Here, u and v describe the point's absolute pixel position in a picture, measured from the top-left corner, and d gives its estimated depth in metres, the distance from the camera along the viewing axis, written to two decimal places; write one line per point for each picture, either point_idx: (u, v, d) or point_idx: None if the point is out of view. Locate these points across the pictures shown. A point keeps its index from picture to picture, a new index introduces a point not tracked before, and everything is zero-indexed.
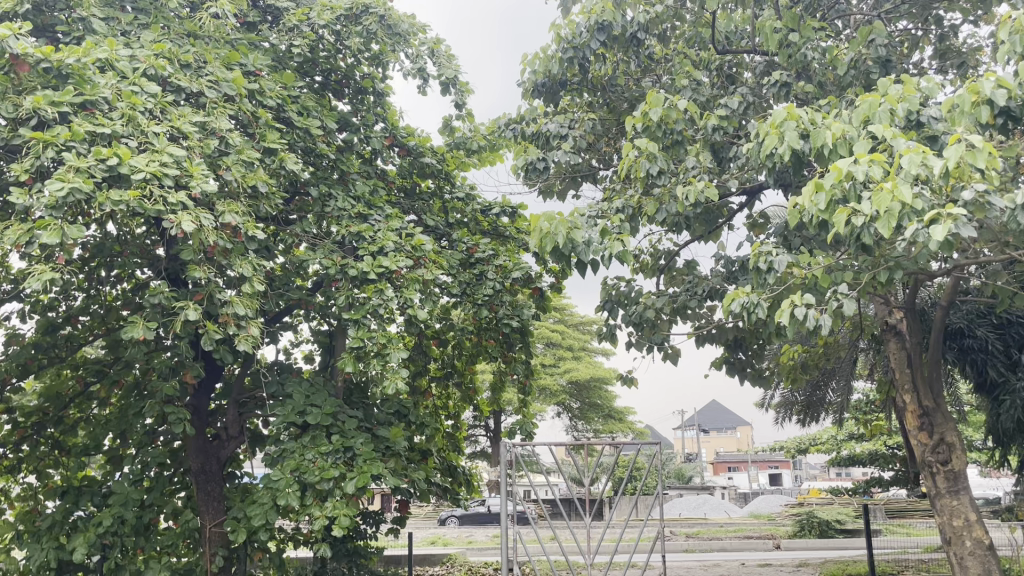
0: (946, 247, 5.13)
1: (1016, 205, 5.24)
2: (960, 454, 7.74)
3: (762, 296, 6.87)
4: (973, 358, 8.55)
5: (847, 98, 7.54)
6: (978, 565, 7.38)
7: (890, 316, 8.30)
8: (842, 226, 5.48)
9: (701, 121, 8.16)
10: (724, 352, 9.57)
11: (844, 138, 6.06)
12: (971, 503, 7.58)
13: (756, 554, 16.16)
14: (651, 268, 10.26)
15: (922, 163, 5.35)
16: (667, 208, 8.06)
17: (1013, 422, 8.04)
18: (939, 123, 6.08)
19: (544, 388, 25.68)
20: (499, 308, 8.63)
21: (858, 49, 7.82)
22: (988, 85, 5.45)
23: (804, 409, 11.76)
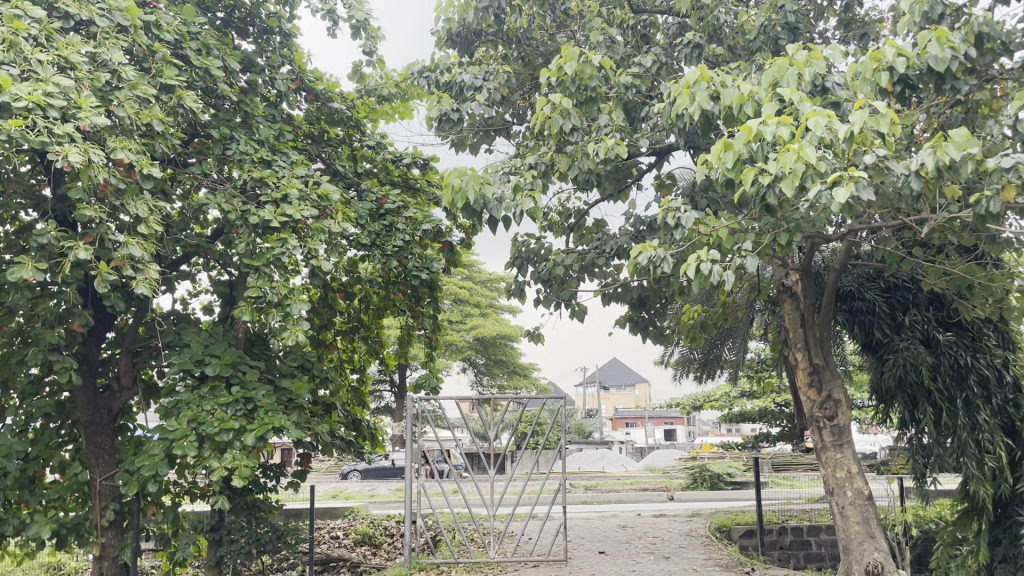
0: (846, 209, 5.31)
1: (912, 171, 5.45)
2: (846, 410, 8.15)
3: (669, 252, 6.98)
4: (861, 320, 8.88)
5: (756, 63, 7.67)
6: (858, 513, 7.82)
7: (786, 278, 8.63)
8: (748, 184, 5.61)
9: (614, 79, 8.16)
10: (629, 311, 9.73)
11: (752, 100, 6.15)
12: (853, 456, 7.99)
13: (651, 505, 16.73)
14: (560, 227, 10.30)
15: (826, 127, 5.48)
16: (579, 165, 8.08)
17: (895, 380, 8.42)
18: (842, 90, 6.25)
19: (449, 344, 25.67)
20: (408, 260, 8.48)
21: (767, 15, 7.94)
22: (887, 53, 5.59)
23: (701, 367, 12.11)
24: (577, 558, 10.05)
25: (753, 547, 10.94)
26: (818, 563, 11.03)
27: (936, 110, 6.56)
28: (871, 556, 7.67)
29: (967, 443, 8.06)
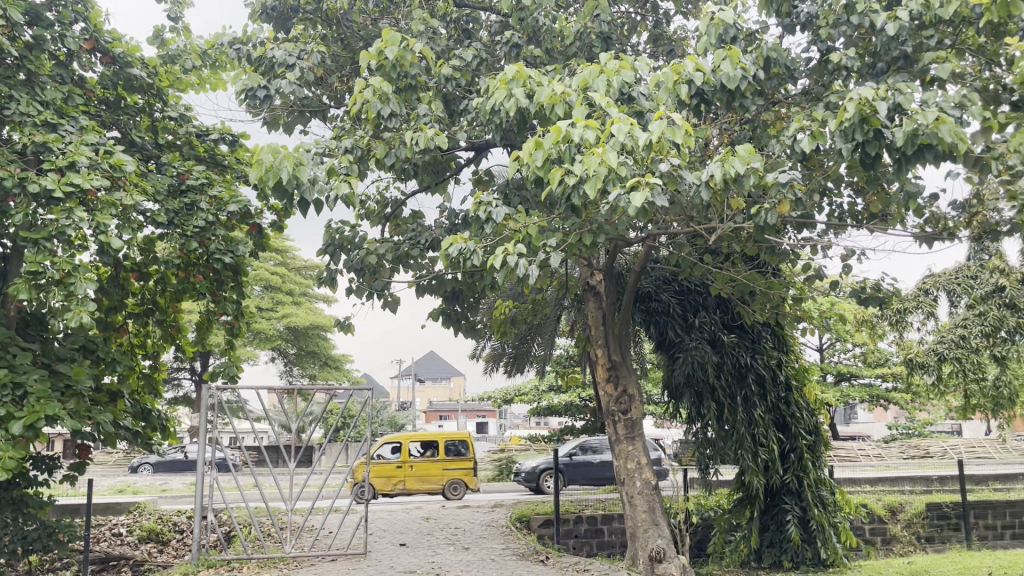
0: (642, 213, 5.57)
1: (702, 182, 5.80)
2: (639, 405, 8.57)
3: (479, 246, 7.02)
4: (657, 320, 9.22)
5: (570, 68, 7.87)
6: (645, 502, 8.27)
7: (591, 277, 8.90)
8: (555, 183, 5.73)
9: (435, 70, 8.10)
10: (441, 304, 9.72)
11: (564, 102, 6.30)
12: (644, 448, 8.42)
13: (457, 497, 16.88)
14: (376, 216, 10.12)
15: (629, 134, 5.72)
16: (396, 153, 7.94)
17: (683, 377, 8.81)
18: (646, 100, 6.54)
19: (257, 332, 24.64)
20: (211, 242, 7.99)
21: (583, 22, 8.18)
22: (686, 67, 5.93)
23: (510, 362, 12.30)
24: (377, 552, 9.90)
25: (550, 537, 11.29)
26: (609, 550, 11.52)
27: (728, 127, 7.02)
28: (654, 542, 8.13)
29: (744, 436, 8.83)
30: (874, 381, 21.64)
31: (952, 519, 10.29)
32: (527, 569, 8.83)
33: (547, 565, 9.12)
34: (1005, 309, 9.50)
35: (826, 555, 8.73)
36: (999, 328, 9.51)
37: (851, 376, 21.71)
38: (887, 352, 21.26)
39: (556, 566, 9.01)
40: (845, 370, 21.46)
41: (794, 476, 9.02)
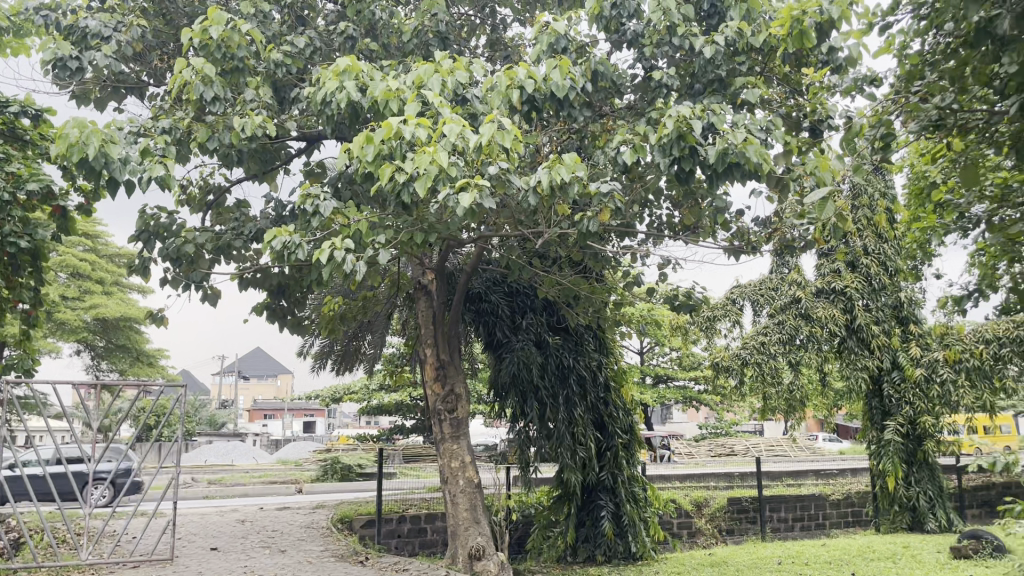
0: (470, 214, 5.61)
1: (530, 186, 5.92)
2: (464, 405, 8.60)
3: (304, 239, 6.81)
4: (485, 320, 9.26)
5: (406, 64, 7.80)
6: (466, 500, 8.32)
7: (422, 276, 8.82)
8: (384, 179, 5.65)
9: (265, 54, 7.77)
10: (266, 298, 9.37)
11: (397, 98, 6.23)
12: (468, 447, 8.45)
13: (277, 498, 16.29)
14: (198, 203, 9.59)
15: (460, 135, 5.75)
16: (220, 138, 7.55)
17: (509, 377, 8.92)
18: (479, 103, 6.59)
19: (60, 323, 22.71)
20: (4, 222, 7.26)
21: (420, 20, 8.14)
22: (518, 73, 6.03)
23: (339, 360, 11.98)
24: (184, 557, 9.39)
25: (371, 538, 11.05)
26: (430, 549, 11.28)
27: (558, 134, 7.21)
28: (474, 540, 8.20)
29: (564, 434, 9.08)
30: (688, 383, 22.98)
31: (750, 513, 11.08)
32: (345, 570, 8.67)
33: (366, 566, 8.99)
34: (800, 319, 10.36)
35: (636, 548, 9.16)
36: (795, 335, 10.30)
37: (668, 378, 22.93)
38: (700, 356, 22.62)
39: (374, 566, 8.92)
40: (662, 372, 22.63)
41: (609, 473, 9.40)
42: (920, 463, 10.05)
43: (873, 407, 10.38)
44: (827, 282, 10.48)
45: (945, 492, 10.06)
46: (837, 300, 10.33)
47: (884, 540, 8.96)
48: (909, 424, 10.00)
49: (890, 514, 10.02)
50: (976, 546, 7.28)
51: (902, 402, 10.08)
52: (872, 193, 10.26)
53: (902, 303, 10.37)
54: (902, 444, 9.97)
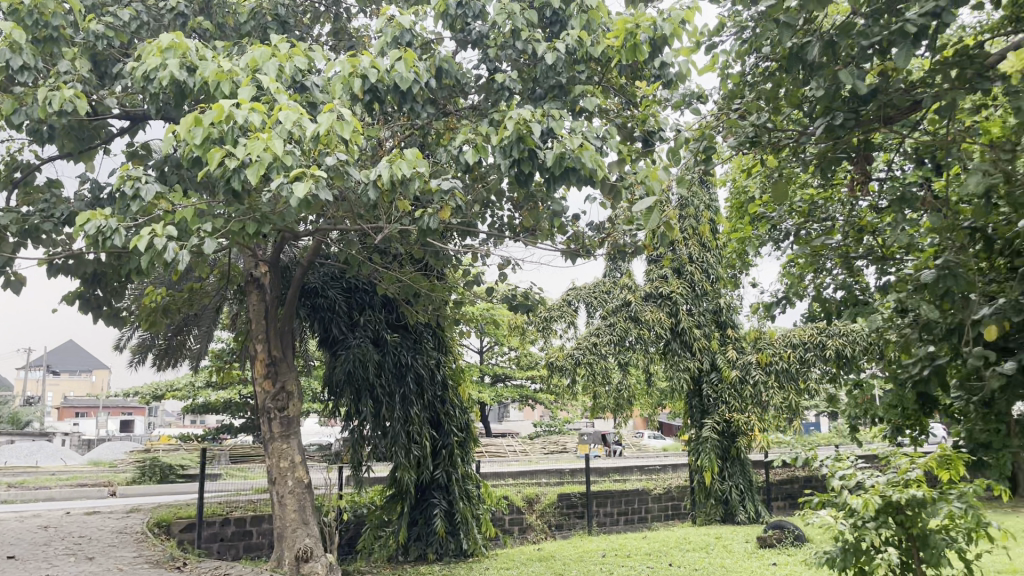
0: (304, 206, 5.37)
1: (369, 180, 5.75)
2: (297, 402, 7.83)
3: (123, 224, 6.30)
4: (320, 317, 8.64)
5: (242, 45, 7.39)
6: (295, 502, 7.58)
7: (255, 268, 8.03)
8: (213, 165, 5.30)
9: (84, 23, 7.14)
10: (79, 287, 8.62)
11: (229, 80, 5.86)
12: (298, 446, 7.70)
13: (87, 503, 15.08)
14: (2, 181, 8.69)
15: (297, 122, 5.49)
16: (27, 111, 6.84)
17: (344, 375, 8.39)
18: (319, 91, 6.33)
19: None
20: None
21: (258, 1, 7.75)
22: (362, 62, 5.79)
23: (161, 354, 11.20)
24: None
25: (190, 543, 10.07)
26: (255, 553, 10.43)
27: (400, 130, 7.08)
28: (302, 543, 7.49)
29: (399, 434, 8.72)
30: (525, 382, 23.40)
31: (578, 508, 11.39)
32: None
33: (183, 573, 8.44)
34: (629, 321, 10.80)
35: (467, 546, 8.99)
36: (625, 336, 10.78)
37: (505, 377, 23.24)
38: (537, 355, 23.07)
39: (192, 572, 8.40)
40: (500, 371, 22.92)
41: (443, 471, 9.15)
42: (733, 459, 10.71)
43: (693, 406, 10.95)
44: (655, 288, 10.96)
45: (754, 485, 10.78)
46: (663, 304, 10.85)
47: (699, 531, 9.49)
48: (725, 422, 10.63)
49: (706, 507, 10.62)
50: (780, 536, 7.85)
51: (719, 401, 10.69)
52: (698, 204, 10.88)
53: (722, 308, 11.01)
54: (718, 441, 10.59)
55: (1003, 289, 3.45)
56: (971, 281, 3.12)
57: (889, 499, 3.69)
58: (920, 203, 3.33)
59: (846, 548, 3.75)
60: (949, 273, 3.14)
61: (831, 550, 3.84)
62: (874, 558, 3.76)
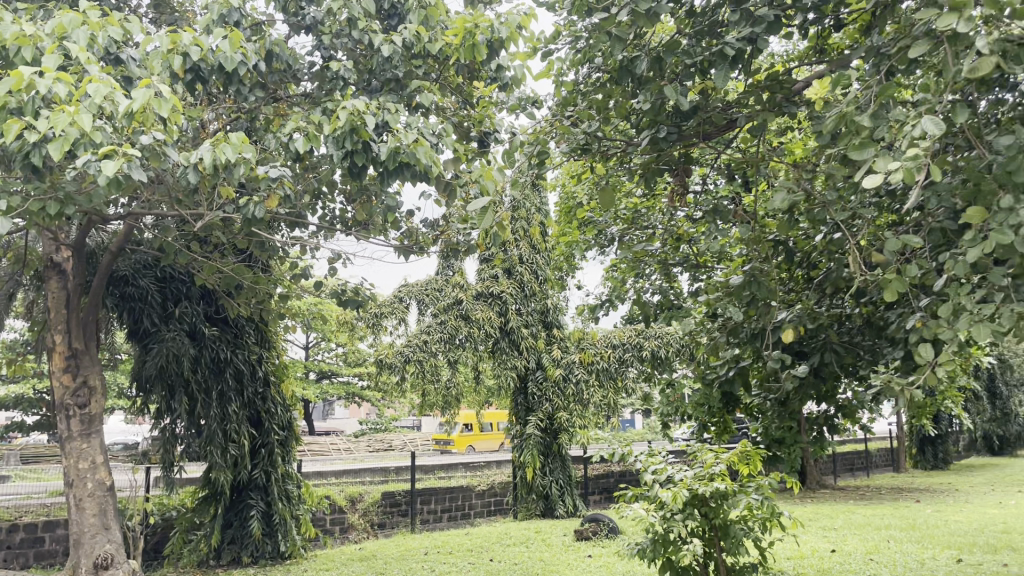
0: (114, 187, 4.94)
1: (190, 164, 5.36)
2: (99, 398, 6.87)
3: None
4: (130, 307, 7.70)
5: (48, 8, 6.71)
6: (94, 506, 6.65)
7: (55, 252, 7.02)
8: (8, 137, 4.75)
9: None
10: None
11: (31, 46, 5.28)
12: (100, 445, 6.77)
13: None
14: None
15: (109, 97, 5.02)
16: None
17: (156, 370, 7.58)
18: (136, 66, 5.86)
19: None
20: None
21: None
22: (183, 38, 5.28)
23: None
24: None
25: None
26: (48, 561, 8.74)
27: (226, 113, 6.69)
28: (101, 548, 6.59)
29: (214, 432, 7.98)
30: (352, 379, 23.02)
31: (402, 506, 11.24)
32: None
33: None
34: (460, 320, 10.61)
35: (285, 547, 8.39)
36: (455, 334, 10.55)
37: (331, 374, 22.76)
38: (365, 352, 22.71)
39: None
40: (327, 368, 22.37)
41: (262, 471, 8.46)
42: (555, 454, 11.02)
43: (519, 403, 11.11)
44: (486, 287, 11.02)
45: (572, 480, 11.16)
46: (493, 303, 10.93)
47: (519, 527, 9.69)
48: (548, 419, 10.90)
49: (527, 502, 10.85)
50: (596, 528, 8.17)
51: (543, 399, 10.93)
52: (529, 207, 11.10)
53: (548, 309, 11.34)
54: (541, 437, 10.84)
55: (799, 298, 3.76)
56: (773, 288, 3.35)
57: (695, 492, 3.91)
58: (730, 215, 3.54)
59: (655, 539, 3.96)
60: (754, 281, 3.34)
61: (642, 541, 4.04)
62: (681, 548, 3.96)
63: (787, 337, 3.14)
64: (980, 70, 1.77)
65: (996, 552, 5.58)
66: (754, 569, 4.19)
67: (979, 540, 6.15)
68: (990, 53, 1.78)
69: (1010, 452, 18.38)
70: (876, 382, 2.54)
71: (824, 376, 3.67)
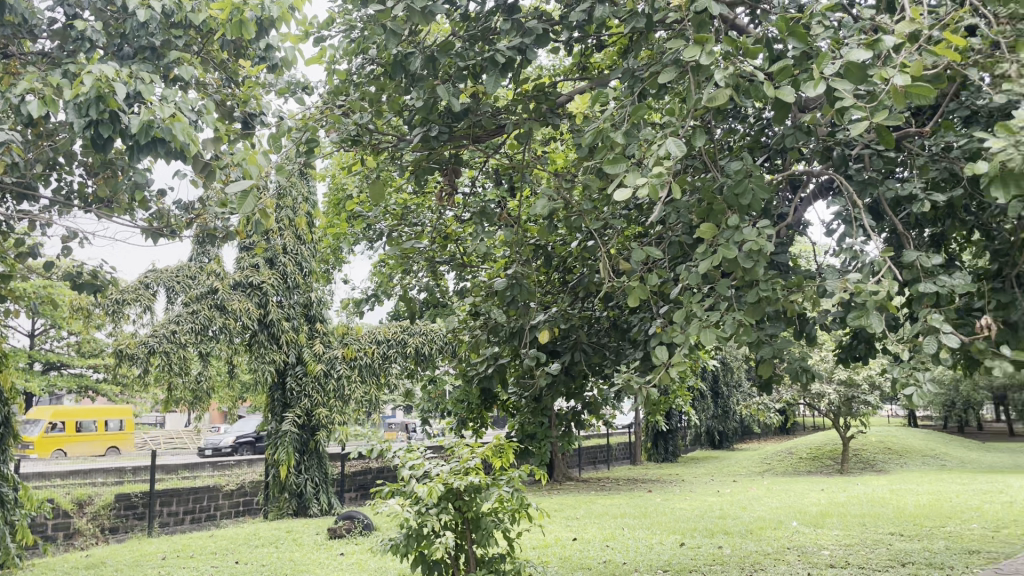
0: None
1: None
2: None
3: None
4: None
5: None
6: None
7: None
8: None
9: None
10: None
11: None
12: None
13: None
14: None
15: None
16: None
17: None
18: None
19: None
20: None
21: None
22: None
23: None
24: None
25: None
26: None
27: None
28: None
29: None
30: (85, 371, 20.86)
31: (138, 509, 10.04)
32: None
33: None
34: (215, 310, 9.81)
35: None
36: (208, 325, 9.70)
37: (61, 365, 20.49)
38: (103, 342, 20.66)
39: None
40: (55, 359, 20.07)
41: None
42: (310, 452, 10.72)
43: (276, 399, 10.68)
44: (244, 276, 10.37)
45: (328, 477, 10.93)
46: (252, 294, 10.34)
47: (269, 526, 9.32)
48: (305, 415, 10.62)
49: (278, 501, 10.48)
50: (349, 526, 8.01)
51: (301, 395, 10.65)
52: (296, 195, 10.74)
53: (312, 302, 11.04)
54: (297, 435, 10.52)
55: (555, 300, 3.93)
56: (533, 290, 3.47)
57: (449, 486, 3.99)
58: (496, 218, 3.61)
59: (409, 534, 3.97)
60: (516, 283, 3.43)
61: (396, 537, 4.03)
62: (433, 542, 4.00)
63: (543, 338, 3.27)
64: (717, 101, 1.96)
65: (712, 536, 6.22)
66: (503, 560, 4.32)
67: (700, 525, 6.82)
68: (725, 86, 1.99)
69: (727, 445, 20.53)
70: (617, 380, 2.72)
71: (574, 374, 3.88)
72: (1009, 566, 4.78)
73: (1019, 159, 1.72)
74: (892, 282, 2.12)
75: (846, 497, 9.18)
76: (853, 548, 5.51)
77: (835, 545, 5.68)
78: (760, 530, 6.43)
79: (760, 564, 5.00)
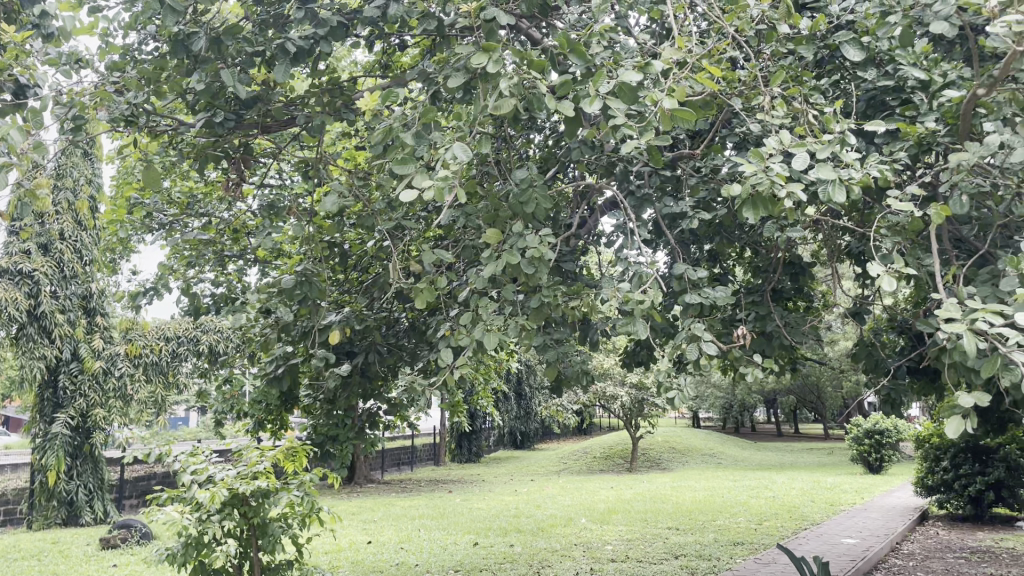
0: None
1: None
2: None
3: None
4: None
5: None
6: None
7: None
8: None
9: None
10: None
11: None
12: None
13: None
14: None
15: None
16: None
17: None
18: None
19: None
20: None
21: None
22: None
23: None
24: None
25: None
26: None
27: None
28: None
29: None
30: None
31: None
32: None
33: None
34: None
35: None
36: None
37: None
38: None
39: None
40: None
41: None
42: (85, 456, 9.87)
43: (45, 399, 9.74)
44: (12, 262, 9.30)
45: (104, 483, 10.11)
46: (21, 283, 9.33)
47: (33, 538, 8.48)
48: (80, 416, 9.77)
49: (45, 510, 9.57)
50: (125, 535, 7.48)
51: (75, 395, 9.76)
52: (77, 175, 9.84)
53: (92, 294, 10.12)
54: (69, 437, 9.68)
55: (349, 300, 3.83)
56: (324, 289, 3.35)
57: (234, 491, 3.79)
58: (288, 213, 3.48)
59: (188, 542, 3.71)
60: (307, 281, 3.29)
61: (173, 546, 3.75)
62: (213, 550, 3.80)
63: (333, 338, 3.16)
64: (502, 109, 1.99)
65: (505, 534, 6.37)
66: (290, 565, 4.15)
67: (494, 524, 6.94)
68: (510, 96, 2.02)
69: (528, 445, 21.07)
70: (402, 382, 2.69)
71: (368, 375, 3.81)
72: (765, 555, 5.26)
73: (764, 184, 1.88)
74: (659, 293, 2.25)
75: (632, 494, 9.72)
76: (634, 543, 5.83)
77: (618, 540, 5.99)
78: (551, 528, 6.66)
79: (548, 561, 5.18)
